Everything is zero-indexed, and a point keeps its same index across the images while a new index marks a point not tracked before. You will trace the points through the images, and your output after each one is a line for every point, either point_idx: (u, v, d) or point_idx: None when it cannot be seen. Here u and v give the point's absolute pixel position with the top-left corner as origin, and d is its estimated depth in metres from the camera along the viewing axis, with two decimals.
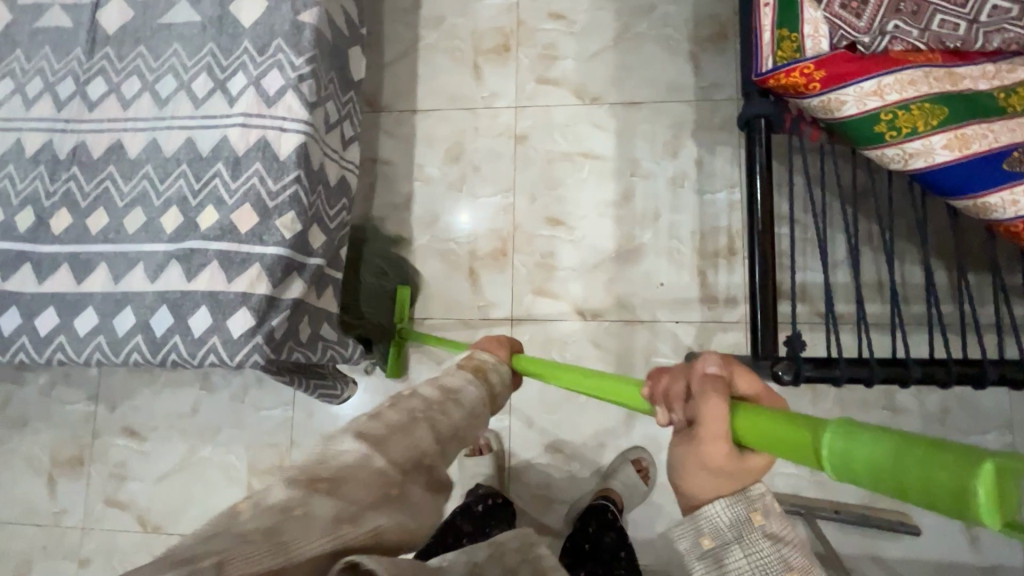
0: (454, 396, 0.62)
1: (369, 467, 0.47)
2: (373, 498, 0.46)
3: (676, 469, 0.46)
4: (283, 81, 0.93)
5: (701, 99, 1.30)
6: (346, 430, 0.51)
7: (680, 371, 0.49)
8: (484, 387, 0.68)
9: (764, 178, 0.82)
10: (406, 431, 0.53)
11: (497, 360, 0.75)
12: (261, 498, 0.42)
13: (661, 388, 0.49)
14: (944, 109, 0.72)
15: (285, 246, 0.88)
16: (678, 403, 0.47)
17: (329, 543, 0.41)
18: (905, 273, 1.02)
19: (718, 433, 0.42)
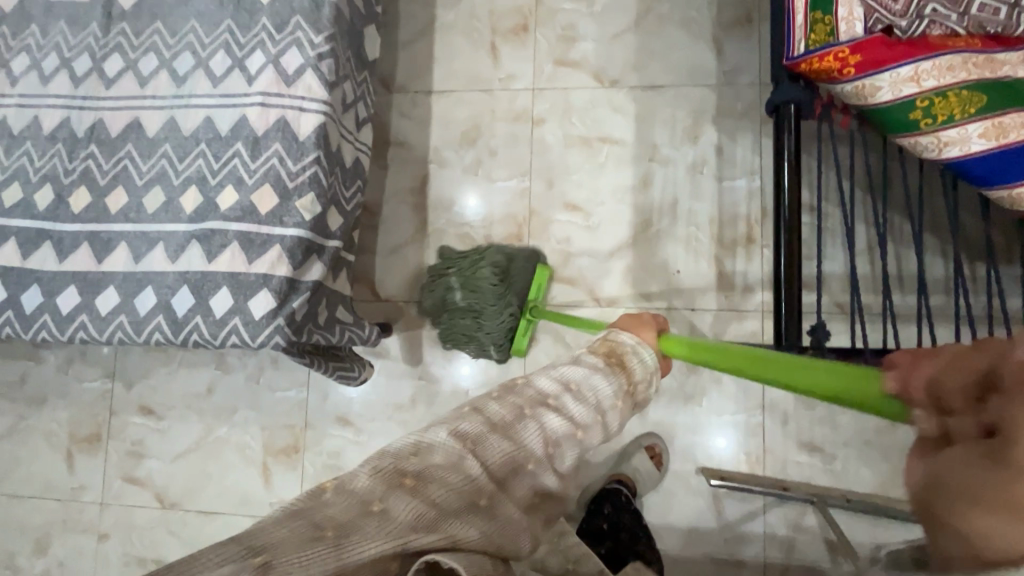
0: (576, 389, 0.59)
1: (449, 474, 0.50)
2: (457, 504, 0.49)
3: (985, 503, 0.31)
4: (302, 59, 0.92)
5: (723, 83, 1.27)
6: (444, 423, 0.55)
7: (969, 354, 0.35)
8: (620, 378, 0.63)
9: (793, 165, 0.80)
10: (504, 434, 0.54)
11: (639, 343, 0.68)
12: (348, 483, 0.49)
13: (927, 377, 0.37)
14: (983, 96, 0.70)
15: (304, 227, 0.87)
16: (965, 403, 0.34)
17: (395, 546, 0.45)
18: (928, 265, 1.02)
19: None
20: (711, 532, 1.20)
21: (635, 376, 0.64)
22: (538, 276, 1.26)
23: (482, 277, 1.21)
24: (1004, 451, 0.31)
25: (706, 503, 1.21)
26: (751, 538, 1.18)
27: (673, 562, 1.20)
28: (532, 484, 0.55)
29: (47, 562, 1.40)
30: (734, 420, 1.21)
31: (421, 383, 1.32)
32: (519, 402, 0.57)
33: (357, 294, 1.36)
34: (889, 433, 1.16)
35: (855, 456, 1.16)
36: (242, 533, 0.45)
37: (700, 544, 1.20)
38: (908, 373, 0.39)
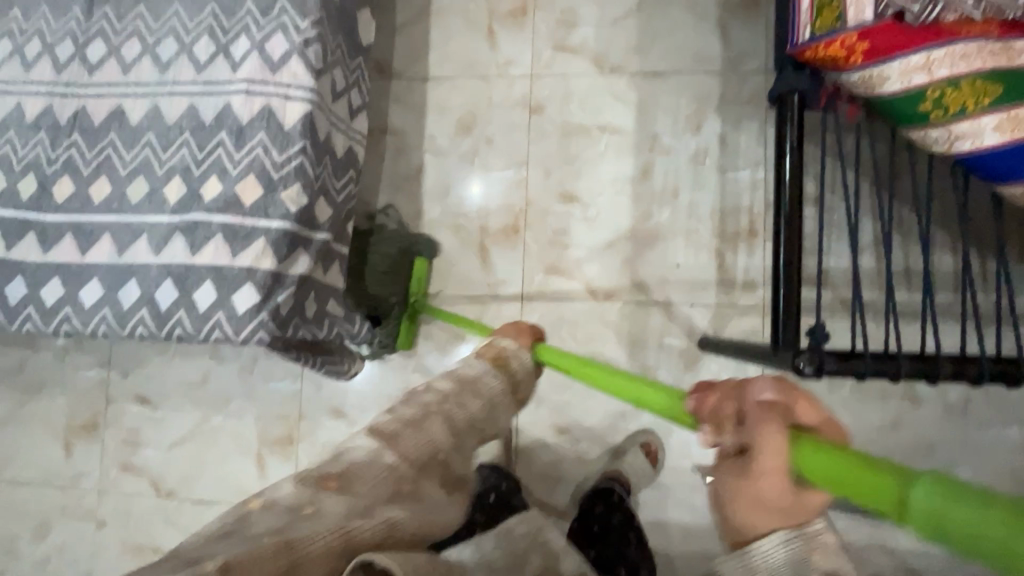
0: (471, 387, 0.67)
1: (372, 468, 0.53)
2: (384, 494, 0.52)
3: (726, 503, 0.41)
4: (287, 45, 0.89)
5: (728, 70, 1.23)
6: (360, 430, 0.58)
7: (734, 392, 0.44)
8: (505, 378, 0.71)
9: (794, 158, 0.77)
10: (417, 428, 0.59)
11: (519, 349, 0.76)
12: (275, 496, 0.49)
13: (707, 410, 0.46)
14: (999, 86, 0.66)
15: (290, 220, 0.85)
16: (727, 428, 0.43)
17: (337, 539, 0.45)
18: (937, 261, 0.98)
19: (775, 469, 0.38)
20: (706, 529, 1.18)
21: (517, 375, 0.73)
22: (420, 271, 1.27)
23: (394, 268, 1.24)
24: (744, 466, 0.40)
25: (701, 500, 1.19)
26: None
27: (667, 559, 1.19)
28: (445, 474, 0.59)
29: (46, 547, 1.42)
30: None
31: (415, 375, 1.31)
32: (425, 401, 0.62)
33: None
34: (891, 432, 1.13)
35: None
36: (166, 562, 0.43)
37: (694, 541, 1.19)
38: (697, 406, 0.47)
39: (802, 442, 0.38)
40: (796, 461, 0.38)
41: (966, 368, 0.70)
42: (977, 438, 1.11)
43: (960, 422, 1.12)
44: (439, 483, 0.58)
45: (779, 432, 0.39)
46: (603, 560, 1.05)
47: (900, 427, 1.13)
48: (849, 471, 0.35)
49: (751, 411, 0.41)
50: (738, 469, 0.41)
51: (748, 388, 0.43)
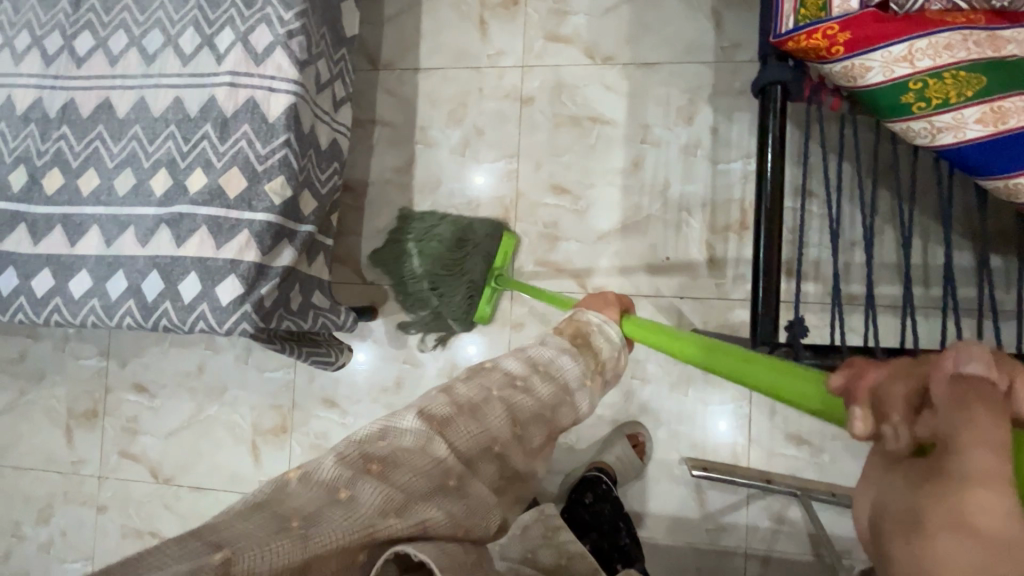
0: (544, 370, 0.62)
1: (415, 459, 0.51)
2: (427, 489, 0.50)
3: (917, 528, 0.32)
4: (271, 37, 0.89)
5: (721, 60, 1.21)
6: (411, 409, 0.55)
7: (910, 372, 0.37)
8: (587, 358, 0.66)
9: (776, 150, 0.76)
10: (473, 416, 0.56)
11: (605, 321, 0.71)
12: (315, 471, 0.48)
13: (862, 392, 0.39)
14: (982, 78, 0.65)
15: (273, 212, 0.86)
16: (902, 418, 0.35)
17: (363, 536, 0.45)
18: (927, 254, 0.98)
19: (989, 472, 0.31)
20: (693, 521, 1.19)
21: (602, 352, 0.68)
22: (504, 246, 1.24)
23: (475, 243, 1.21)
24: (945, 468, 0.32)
25: (689, 491, 1.20)
26: (732, 527, 1.17)
27: (654, 550, 1.20)
28: (500, 466, 0.57)
29: (50, 531, 1.45)
30: (721, 410, 1.18)
31: (406, 366, 1.32)
32: (486, 382, 0.60)
33: (342, 276, 1.35)
34: None
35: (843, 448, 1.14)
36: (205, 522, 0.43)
37: (682, 532, 1.20)
38: (846, 391, 0.40)
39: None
40: (1017, 463, 0.31)
41: None
42: None
43: None
44: (490, 475, 0.56)
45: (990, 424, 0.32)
46: (599, 549, 1.11)
47: None
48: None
49: (943, 396, 0.34)
50: (933, 469, 0.33)
51: (935, 362, 0.36)
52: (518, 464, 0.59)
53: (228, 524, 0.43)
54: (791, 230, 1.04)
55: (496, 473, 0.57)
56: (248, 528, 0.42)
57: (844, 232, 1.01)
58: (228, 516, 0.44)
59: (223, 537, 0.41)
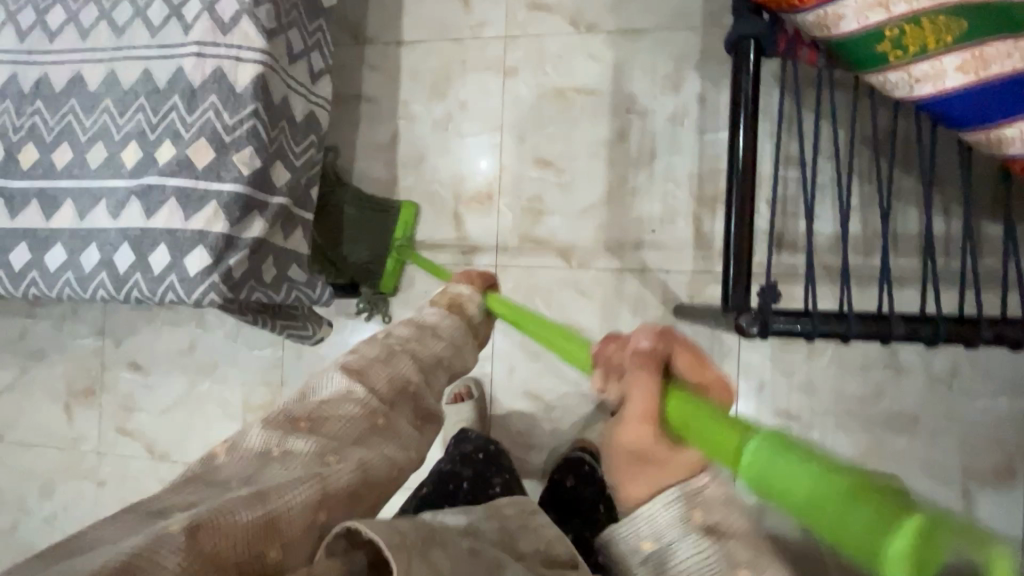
0: (432, 332, 0.65)
1: (341, 407, 0.55)
2: (358, 433, 0.54)
3: (608, 444, 0.51)
4: (237, 5, 0.88)
5: (708, 25, 1.17)
6: (331, 370, 0.58)
7: (624, 346, 0.52)
8: (463, 322, 0.70)
9: (750, 109, 0.73)
10: (385, 363, 0.59)
11: (473, 294, 0.73)
12: (244, 444, 0.51)
13: (603, 362, 0.53)
14: (964, 21, 0.60)
15: (242, 182, 0.86)
16: (615, 379, 0.51)
17: (314, 489, 0.46)
18: (919, 223, 0.94)
19: (643, 410, 0.46)
20: None
21: (476, 320, 0.72)
22: (405, 215, 1.28)
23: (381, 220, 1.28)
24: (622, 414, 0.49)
25: None
26: None
27: None
28: (415, 408, 0.59)
29: (53, 505, 1.50)
30: None
31: None
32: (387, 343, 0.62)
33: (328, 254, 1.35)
34: (872, 403, 1.10)
35: (836, 425, 1.12)
36: (131, 505, 0.45)
37: None
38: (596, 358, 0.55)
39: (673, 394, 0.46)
40: (664, 407, 0.46)
41: (921, 328, 0.66)
42: (965, 407, 1.07)
43: (944, 392, 1.08)
44: (417, 414, 0.59)
45: (650, 383, 0.47)
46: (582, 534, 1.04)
47: (881, 397, 1.10)
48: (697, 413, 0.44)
49: (630, 364, 0.49)
50: (624, 418, 0.48)
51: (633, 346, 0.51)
52: (434, 406, 0.61)
53: (168, 506, 0.44)
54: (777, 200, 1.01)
55: (415, 411, 0.59)
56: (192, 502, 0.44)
57: (832, 201, 0.98)
58: (160, 492, 0.47)
59: (154, 512, 0.43)
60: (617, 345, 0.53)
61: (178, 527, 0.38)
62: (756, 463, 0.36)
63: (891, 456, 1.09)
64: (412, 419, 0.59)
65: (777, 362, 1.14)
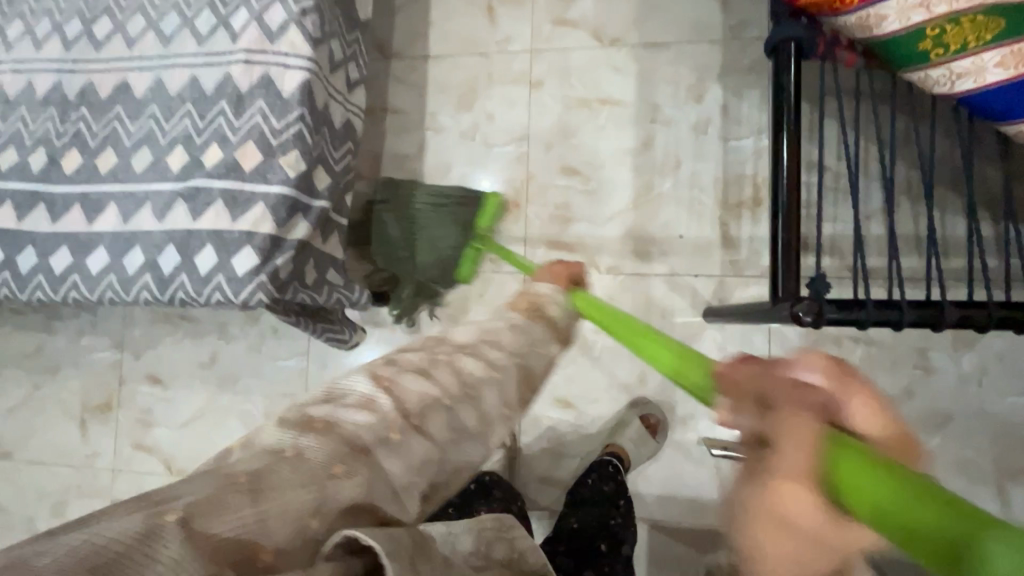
0: (490, 339, 0.55)
1: (364, 413, 0.43)
2: (373, 438, 0.42)
3: (736, 516, 0.32)
4: (285, 15, 0.90)
5: (728, 38, 1.21)
6: (357, 371, 0.48)
7: (768, 373, 0.37)
8: (545, 327, 0.61)
9: (793, 107, 0.76)
10: (424, 374, 0.48)
11: (556, 292, 0.69)
12: (254, 437, 0.39)
13: (730, 383, 0.39)
14: (1003, 21, 0.63)
15: (289, 184, 0.87)
16: (749, 412, 0.35)
17: (316, 497, 0.37)
18: (946, 224, 0.97)
19: (797, 472, 0.30)
20: (716, 504, 1.16)
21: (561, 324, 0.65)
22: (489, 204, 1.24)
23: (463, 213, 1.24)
24: (767, 464, 0.31)
25: (710, 474, 1.17)
26: None
27: (674, 534, 1.18)
28: (452, 419, 0.48)
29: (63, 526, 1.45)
30: None
31: None
32: (427, 350, 0.52)
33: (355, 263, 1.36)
34: (904, 403, 1.11)
35: None
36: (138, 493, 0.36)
37: (705, 516, 1.17)
38: (723, 377, 0.41)
39: (840, 446, 0.30)
40: (830, 468, 0.30)
41: (974, 315, 0.67)
42: (997, 406, 1.08)
43: (975, 391, 1.09)
44: (454, 428, 0.47)
45: (811, 431, 0.31)
46: (588, 525, 1.06)
47: (913, 397, 1.11)
48: (891, 490, 0.29)
49: (778, 396, 0.34)
50: (757, 470, 0.32)
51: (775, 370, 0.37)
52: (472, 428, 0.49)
53: (172, 489, 0.36)
54: (805, 203, 1.05)
55: (452, 427, 0.47)
56: (196, 475, 0.37)
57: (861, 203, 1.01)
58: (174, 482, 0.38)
59: (161, 500, 0.34)
60: (750, 366, 0.39)
61: (172, 519, 0.32)
62: (850, 491, 0.29)
63: None
64: (444, 431, 0.47)
65: None
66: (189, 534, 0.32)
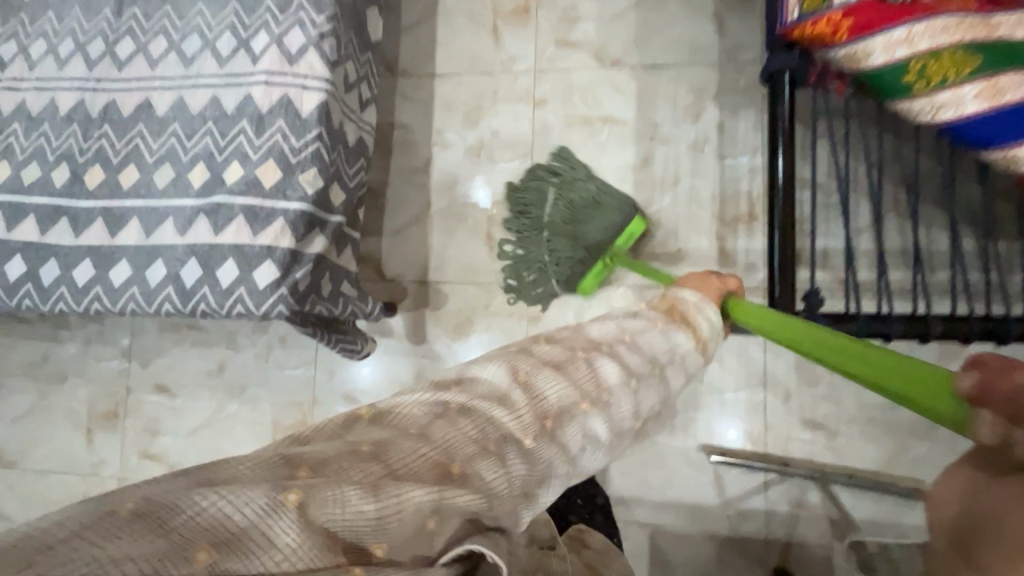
0: (630, 340, 0.56)
1: (499, 410, 0.46)
2: (491, 439, 0.43)
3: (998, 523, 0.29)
4: (304, 39, 0.94)
5: (724, 61, 1.27)
6: (495, 360, 0.51)
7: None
8: (688, 331, 0.61)
9: (788, 130, 0.81)
10: (559, 371, 0.51)
11: (702, 301, 0.66)
12: (390, 412, 0.44)
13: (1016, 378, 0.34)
14: (978, 58, 0.70)
15: (307, 201, 0.90)
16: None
17: (433, 497, 0.37)
18: (932, 239, 1.03)
19: None
20: (715, 509, 1.20)
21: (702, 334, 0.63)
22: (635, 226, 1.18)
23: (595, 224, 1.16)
24: None
25: (709, 480, 1.21)
26: (752, 514, 1.18)
27: (674, 538, 1.21)
28: (582, 426, 0.49)
29: None
30: (735, 399, 1.22)
31: (424, 360, 1.35)
32: (570, 343, 0.55)
33: (363, 274, 1.39)
34: (893, 410, 1.16)
35: (863, 434, 1.16)
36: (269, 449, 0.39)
37: (704, 521, 1.20)
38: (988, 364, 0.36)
39: None
40: None
41: (957, 328, 0.72)
42: None
43: None
44: (574, 440, 0.49)
45: None
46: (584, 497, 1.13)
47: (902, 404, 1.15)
48: None
49: None
50: None
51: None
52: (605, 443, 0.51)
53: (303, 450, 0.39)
54: (798, 219, 1.10)
55: (580, 435, 0.49)
56: (322, 453, 0.38)
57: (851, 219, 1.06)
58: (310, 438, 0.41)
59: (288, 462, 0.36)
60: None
61: (291, 500, 0.32)
62: None
63: (916, 461, 1.14)
64: (577, 438, 0.49)
65: (801, 372, 1.19)
66: (306, 516, 0.33)
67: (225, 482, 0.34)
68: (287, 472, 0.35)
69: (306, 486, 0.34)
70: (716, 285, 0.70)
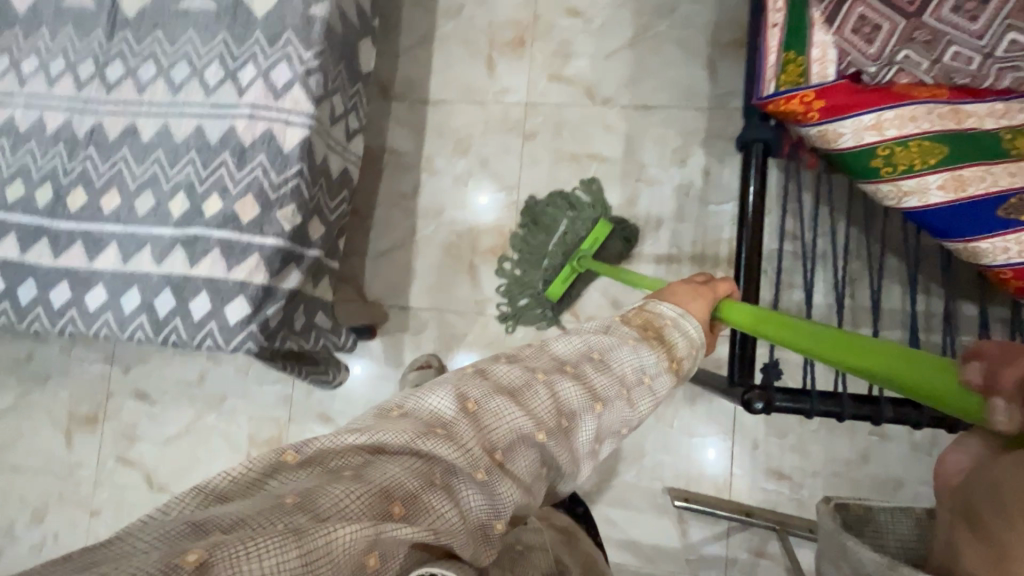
0: (598, 358, 0.53)
1: (444, 444, 0.45)
2: (434, 473, 0.44)
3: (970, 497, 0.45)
4: (291, 74, 0.94)
5: (714, 106, 1.27)
6: (442, 384, 0.50)
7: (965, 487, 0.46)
8: (662, 351, 0.55)
9: (756, 199, 0.81)
10: (514, 397, 0.49)
11: (682, 314, 0.59)
12: (317, 452, 0.44)
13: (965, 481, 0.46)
14: (945, 148, 0.71)
15: (284, 237, 0.91)
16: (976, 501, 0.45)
17: (362, 538, 0.38)
18: (903, 300, 1.03)
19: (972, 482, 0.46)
20: (675, 552, 1.22)
21: (677, 349, 0.57)
22: (600, 230, 1.22)
23: (572, 239, 1.23)
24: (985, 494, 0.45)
25: (672, 522, 1.22)
26: (711, 559, 1.20)
27: None
28: (540, 454, 0.49)
29: (42, 532, 1.48)
30: (703, 444, 1.23)
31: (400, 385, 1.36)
32: (532, 364, 0.52)
33: (344, 294, 1.40)
34: (858, 466, 1.17)
35: (825, 487, 1.18)
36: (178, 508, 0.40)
37: (664, 562, 1.22)
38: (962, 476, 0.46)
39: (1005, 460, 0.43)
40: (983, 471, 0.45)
41: (907, 413, 0.73)
42: None
43: (924, 459, 1.15)
44: (532, 466, 0.49)
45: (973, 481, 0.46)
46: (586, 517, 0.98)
47: (867, 460, 1.16)
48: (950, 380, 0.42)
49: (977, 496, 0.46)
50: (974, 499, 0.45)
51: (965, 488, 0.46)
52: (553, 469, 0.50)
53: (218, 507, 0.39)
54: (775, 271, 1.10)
55: (536, 463, 0.49)
56: (237, 512, 0.38)
57: (826, 277, 1.06)
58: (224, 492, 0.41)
59: (195, 524, 0.37)
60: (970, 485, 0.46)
61: (192, 561, 0.33)
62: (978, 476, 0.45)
63: None
64: (531, 466, 0.48)
65: (770, 421, 1.20)
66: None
67: (123, 560, 0.34)
68: (193, 541, 0.36)
69: (210, 548, 0.34)
70: (705, 292, 0.64)
